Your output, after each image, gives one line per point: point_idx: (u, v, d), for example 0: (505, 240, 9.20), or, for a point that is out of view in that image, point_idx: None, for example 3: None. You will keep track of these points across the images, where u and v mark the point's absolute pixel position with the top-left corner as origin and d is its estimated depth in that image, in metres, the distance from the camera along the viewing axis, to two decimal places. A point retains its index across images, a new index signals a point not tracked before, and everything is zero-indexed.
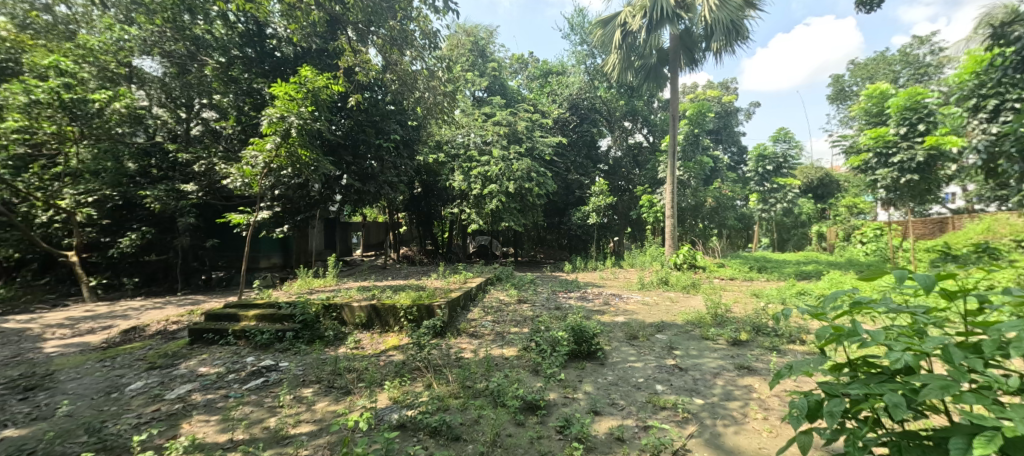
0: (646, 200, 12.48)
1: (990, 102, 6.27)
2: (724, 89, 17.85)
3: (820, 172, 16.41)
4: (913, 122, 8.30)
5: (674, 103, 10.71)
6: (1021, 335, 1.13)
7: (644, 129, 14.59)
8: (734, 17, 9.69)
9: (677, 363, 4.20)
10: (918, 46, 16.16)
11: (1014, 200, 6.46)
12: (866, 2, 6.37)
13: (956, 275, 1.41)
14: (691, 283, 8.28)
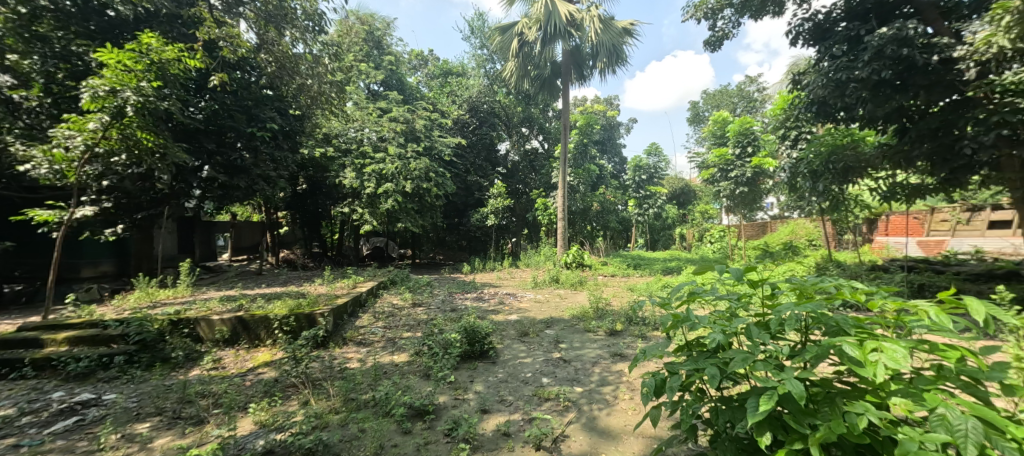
0: (540, 203, 13.07)
1: (792, 133, 7.98)
2: (608, 104, 19.62)
3: (682, 182, 19.03)
4: (744, 145, 10.16)
5: (565, 113, 11.39)
6: (793, 312, 1.42)
7: (539, 136, 15.16)
8: (615, 42, 10.76)
9: (561, 356, 4.47)
10: (751, 84, 19.77)
11: (809, 209, 8.29)
12: (711, 43, 7.58)
13: (757, 267, 1.73)
14: (578, 280, 8.91)
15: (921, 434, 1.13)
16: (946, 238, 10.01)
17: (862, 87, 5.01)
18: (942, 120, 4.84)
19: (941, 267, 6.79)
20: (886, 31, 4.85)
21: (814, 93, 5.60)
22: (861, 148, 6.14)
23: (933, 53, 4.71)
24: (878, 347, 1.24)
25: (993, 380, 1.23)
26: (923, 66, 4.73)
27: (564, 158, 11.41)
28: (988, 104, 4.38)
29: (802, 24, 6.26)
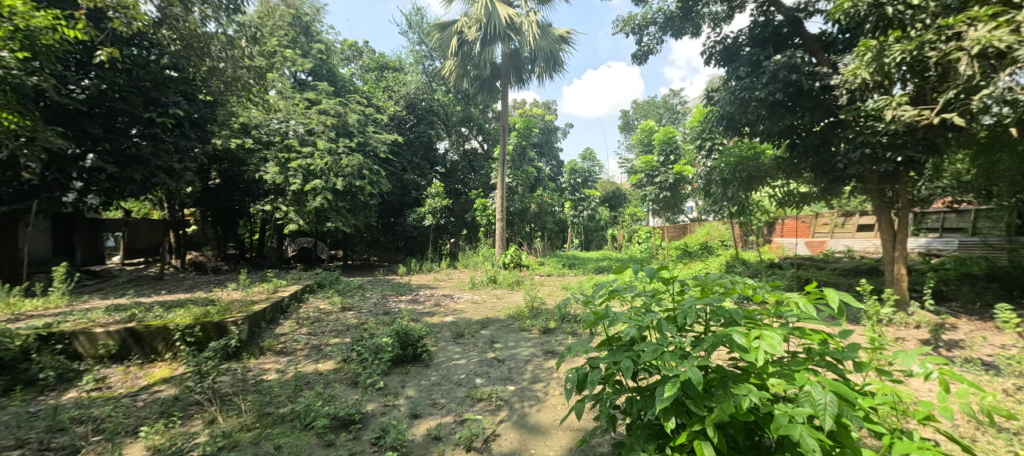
0: (479, 204, 13.00)
1: (707, 144, 8.80)
2: (546, 108, 20.11)
3: (614, 186, 20.07)
4: (668, 153, 11.06)
5: (504, 115, 11.45)
6: (695, 306, 1.56)
7: (479, 136, 15.11)
8: (552, 49, 11.05)
9: (496, 356, 4.49)
10: (674, 97, 21.37)
11: (722, 212, 9.15)
12: (638, 57, 8.06)
13: (669, 265, 1.88)
14: (516, 280, 9.02)
15: (792, 409, 1.30)
16: (827, 239, 11.60)
17: (761, 106, 5.64)
18: (822, 138, 5.58)
19: (823, 264, 7.84)
20: (781, 58, 5.51)
21: (724, 109, 6.20)
22: (761, 160, 6.89)
23: (816, 80, 5.41)
24: (760, 334, 1.40)
25: (846, 359, 1.47)
26: (810, 90, 5.43)
27: (502, 160, 11.44)
28: (856, 125, 5.12)
29: (715, 45, 6.90)
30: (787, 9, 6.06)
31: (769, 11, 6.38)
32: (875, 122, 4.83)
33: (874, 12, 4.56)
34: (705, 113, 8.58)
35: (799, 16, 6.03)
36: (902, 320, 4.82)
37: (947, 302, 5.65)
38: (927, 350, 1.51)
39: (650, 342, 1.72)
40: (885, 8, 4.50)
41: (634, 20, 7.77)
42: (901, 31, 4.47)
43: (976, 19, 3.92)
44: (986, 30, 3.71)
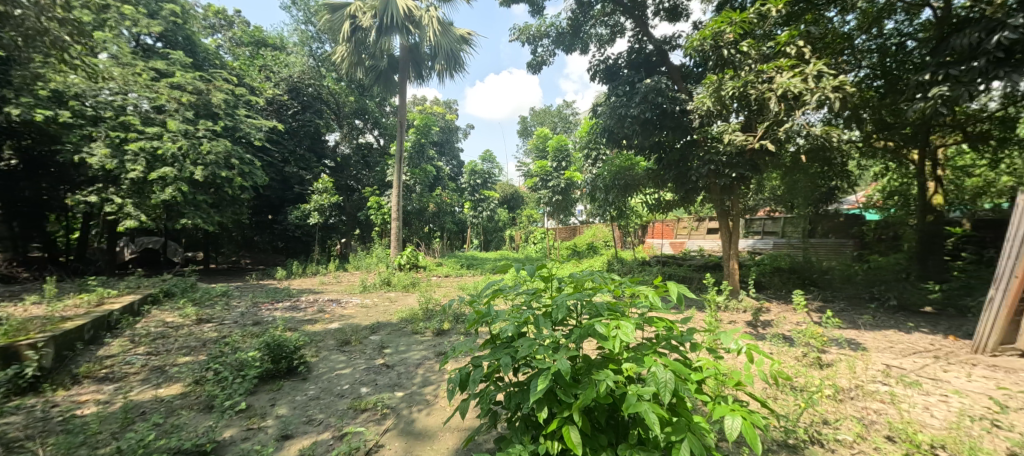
0: (373, 202, 12.24)
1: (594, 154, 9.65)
2: (447, 108, 19.88)
3: (513, 188, 20.66)
4: (561, 160, 11.98)
5: (403, 110, 10.99)
6: (568, 301, 1.69)
7: (374, 130, 14.34)
8: (453, 48, 10.95)
9: (385, 362, 4.28)
10: (568, 108, 23.57)
11: (604, 216, 10.06)
12: (533, 66, 8.40)
13: (548, 264, 2.01)
14: (411, 282, 8.70)
15: (641, 389, 1.48)
16: (686, 240, 13.53)
17: (635, 123, 6.35)
18: (680, 154, 6.45)
19: (682, 261, 9.10)
20: (650, 82, 6.27)
21: (606, 122, 6.81)
22: (635, 170, 7.74)
23: (678, 104, 6.26)
24: (618, 326, 1.57)
25: (684, 341, 1.74)
26: (672, 113, 6.26)
27: (399, 157, 10.92)
28: (705, 144, 6.06)
29: (599, 64, 7.55)
30: (657, 42, 6.90)
31: (642, 39, 7.19)
32: (716, 143, 5.77)
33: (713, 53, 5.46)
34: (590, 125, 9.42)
35: (664, 48, 6.93)
36: (734, 306, 5.87)
37: (764, 290, 7.05)
38: (740, 329, 1.87)
39: (526, 338, 1.81)
40: (723, 50, 5.36)
41: (529, 30, 8.08)
42: (734, 71, 5.38)
43: (778, 68, 4.95)
44: (787, 77, 4.70)
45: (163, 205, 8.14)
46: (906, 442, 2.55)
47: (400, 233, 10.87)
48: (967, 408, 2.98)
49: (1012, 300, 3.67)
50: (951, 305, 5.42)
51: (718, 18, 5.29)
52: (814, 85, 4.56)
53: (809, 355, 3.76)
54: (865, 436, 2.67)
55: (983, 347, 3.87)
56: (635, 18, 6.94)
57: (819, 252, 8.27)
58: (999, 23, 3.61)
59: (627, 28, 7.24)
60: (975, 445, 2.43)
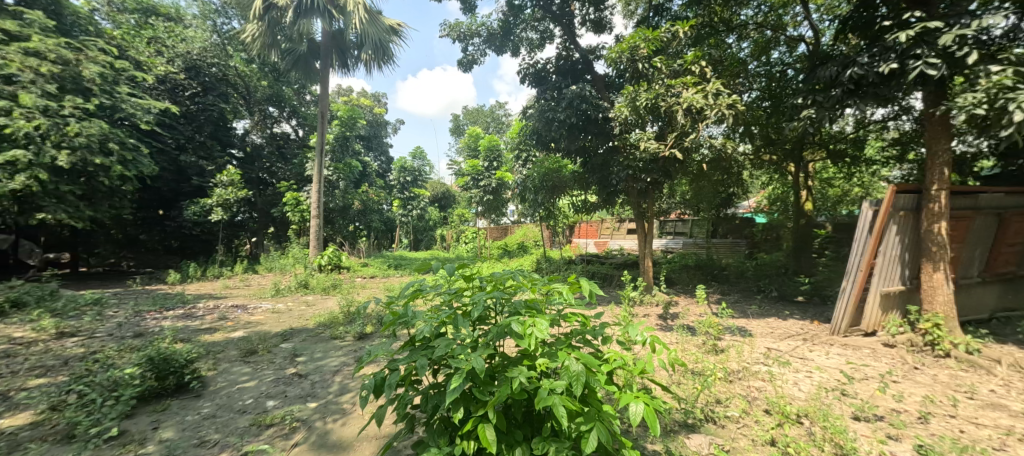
0: (289, 197, 11.25)
1: (525, 156, 9.85)
2: (376, 101, 18.92)
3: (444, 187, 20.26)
4: (491, 160, 12.06)
5: (324, 100, 10.27)
6: (487, 299, 1.69)
7: (292, 119, 13.20)
8: (381, 38, 10.48)
9: (297, 371, 3.96)
10: (500, 109, 24.13)
11: (534, 217, 10.30)
12: (463, 64, 8.31)
13: (468, 263, 2.00)
14: (332, 284, 8.15)
15: (552, 383, 1.54)
16: (609, 240, 14.33)
17: (561, 126, 6.59)
18: (603, 159, 6.84)
19: (604, 260, 9.58)
20: (575, 88, 6.52)
21: (535, 125, 6.96)
22: (563, 172, 8.02)
23: (601, 111, 6.58)
24: (533, 323, 1.61)
25: (596, 335, 1.85)
26: (595, 119, 6.58)
27: (320, 149, 10.16)
28: (624, 150, 6.41)
29: (529, 67, 7.67)
30: (583, 50, 7.21)
31: (570, 47, 7.44)
32: (633, 150, 6.15)
33: (630, 66, 5.93)
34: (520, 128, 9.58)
35: (590, 57, 7.25)
36: (649, 300, 6.33)
37: (674, 285, 7.70)
38: (643, 321, 2.03)
39: (443, 339, 1.78)
40: (638, 63, 5.86)
41: (460, 29, 7.99)
42: (648, 83, 5.81)
43: (682, 84, 5.37)
44: (690, 93, 5.17)
45: (13, 196, 6.75)
46: (778, 413, 2.93)
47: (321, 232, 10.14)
48: (826, 382, 3.52)
49: (859, 290, 4.38)
50: (816, 294, 6.32)
51: (633, 34, 5.74)
52: (713, 102, 5.10)
53: (707, 342, 4.18)
54: (749, 411, 3.02)
55: (839, 329, 4.56)
56: (563, 26, 7.20)
57: (720, 250, 9.25)
58: (851, 58, 4.26)
59: (556, 35, 7.46)
60: (828, 412, 2.81)
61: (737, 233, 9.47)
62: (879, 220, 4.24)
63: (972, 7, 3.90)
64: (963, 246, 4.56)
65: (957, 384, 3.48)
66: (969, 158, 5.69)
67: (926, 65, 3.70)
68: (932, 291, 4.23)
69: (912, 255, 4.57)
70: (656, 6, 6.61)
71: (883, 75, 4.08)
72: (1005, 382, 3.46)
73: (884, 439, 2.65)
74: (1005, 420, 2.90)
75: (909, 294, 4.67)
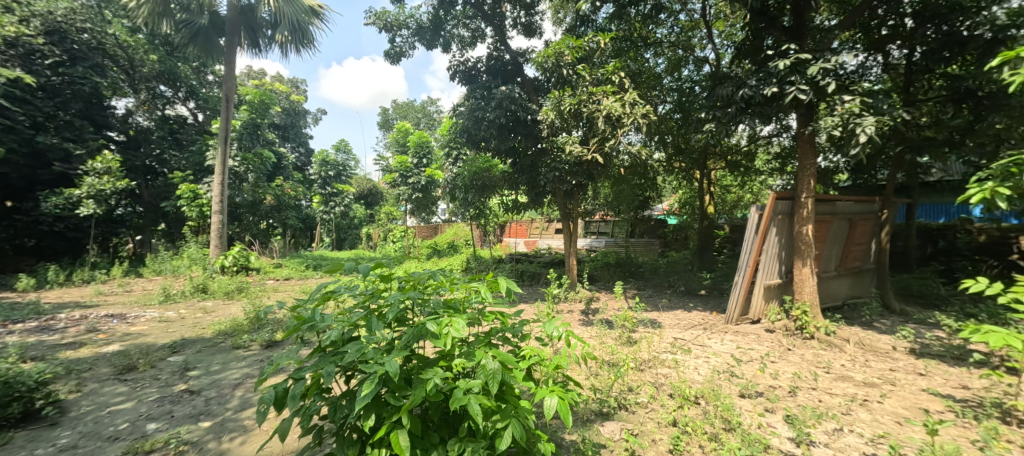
0: (185, 190, 9.94)
1: (455, 153, 9.79)
2: (293, 87, 17.32)
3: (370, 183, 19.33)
4: (422, 156, 11.73)
5: (229, 82, 9.21)
6: (403, 300, 1.64)
7: (188, 101, 11.59)
8: (300, 20, 9.67)
9: (188, 387, 3.51)
10: (432, 105, 24.06)
11: (465, 216, 10.26)
12: (390, 55, 7.94)
13: (384, 263, 1.92)
14: (238, 287, 7.35)
15: (467, 384, 1.53)
16: (538, 239, 14.77)
17: (491, 126, 6.60)
18: (531, 160, 6.93)
19: (532, 258, 9.78)
20: (505, 89, 6.58)
21: (464, 122, 6.92)
22: (493, 172, 7.97)
23: (530, 113, 6.73)
24: (449, 323, 1.60)
25: (514, 333, 1.90)
26: (524, 120, 6.71)
27: (223, 137, 9.11)
28: (551, 153, 6.58)
29: (458, 65, 7.59)
30: (513, 52, 7.29)
31: (500, 48, 7.49)
32: (560, 153, 6.34)
33: (555, 72, 6.17)
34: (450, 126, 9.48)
35: (519, 60, 7.35)
36: (573, 297, 6.61)
37: (596, 281, 8.11)
38: (557, 318, 2.11)
39: (354, 343, 1.69)
40: (563, 69, 6.09)
41: (386, 18, 7.52)
42: (571, 89, 6.12)
43: (603, 93, 5.67)
44: (609, 101, 5.48)
45: None
46: (680, 396, 3.21)
47: (223, 230, 9.09)
48: (719, 365, 3.95)
49: (747, 284, 4.96)
50: (716, 288, 7.05)
51: (558, 41, 5.94)
52: (630, 111, 5.43)
53: (623, 335, 4.47)
54: (656, 396, 3.28)
55: (731, 319, 5.13)
56: (494, 26, 7.25)
57: (636, 250, 10.07)
58: (743, 81, 4.82)
59: (487, 35, 7.46)
60: (720, 392, 3.14)
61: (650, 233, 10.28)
62: (762, 222, 4.85)
63: (833, 43, 4.62)
64: (824, 245, 5.38)
65: (818, 361, 4.10)
66: (830, 171, 6.75)
67: (799, 90, 4.33)
68: (801, 283, 4.93)
69: (786, 252, 5.30)
70: (582, 17, 6.82)
71: (766, 97, 4.67)
72: (852, 358, 4.14)
73: (762, 412, 3.04)
74: (852, 389, 3.47)
75: (784, 286, 5.40)
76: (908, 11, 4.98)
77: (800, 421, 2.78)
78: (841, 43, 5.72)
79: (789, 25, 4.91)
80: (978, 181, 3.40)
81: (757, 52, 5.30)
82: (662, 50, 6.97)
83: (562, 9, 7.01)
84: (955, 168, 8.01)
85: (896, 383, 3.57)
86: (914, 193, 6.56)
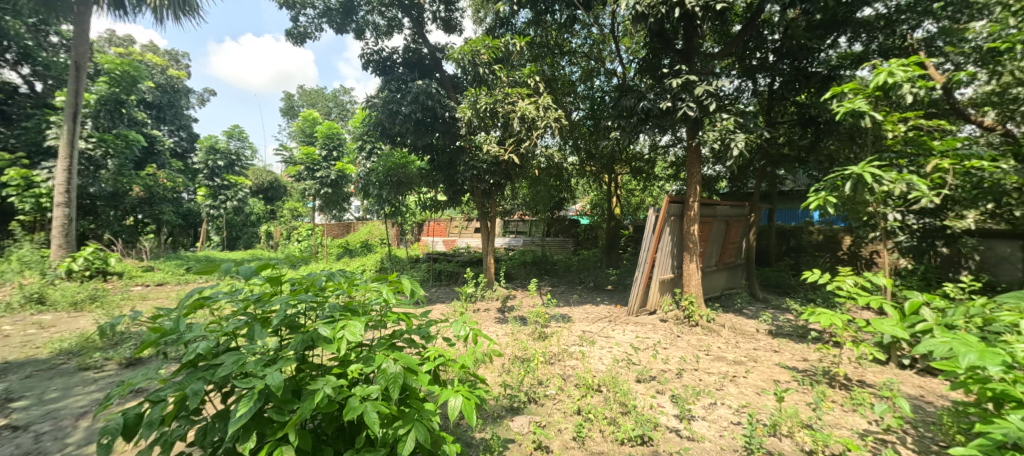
0: (14, 176, 8.04)
1: (367, 147, 9.25)
2: (172, 60, 14.94)
3: (270, 175, 17.46)
4: (330, 148, 10.88)
5: (83, 44, 7.60)
6: (292, 305, 1.50)
7: (22, 65, 9.31)
8: None
9: (7, 422, 2.83)
10: (344, 94, 22.55)
11: (379, 213, 9.77)
12: (293, 35, 7.20)
13: (269, 263, 1.72)
14: (94, 294, 6.14)
15: (363, 391, 1.45)
16: (458, 238, 14.67)
17: (407, 121, 6.31)
18: (450, 158, 6.85)
19: (451, 257, 9.61)
20: (421, 83, 6.35)
21: (378, 115, 6.52)
22: (409, 168, 7.82)
23: (447, 111, 6.56)
24: (345, 326, 1.50)
25: (420, 334, 1.84)
26: (441, 117, 6.56)
27: (72, 113, 7.51)
28: (470, 151, 6.52)
29: (372, 54, 7.10)
30: (431, 47, 7.05)
31: (418, 42, 7.26)
32: (478, 151, 6.31)
33: (471, 70, 6.15)
34: (363, 119, 8.97)
35: (438, 55, 7.12)
36: (490, 295, 6.67)
37: (513, 279, 8.27)
38: (465, 317, 2.09)
39: (230, 355, 1.50)
40: (478, 68, 6.09)
41: None
42: (487, 88, 6.14)
43: (518, 94, 5.77)
44: (524, 103, 5.60)
45: None
46: (583, 386, 3.39)
47: (67, 227, 7.52)
48: (620, 354, 4.27)
49: (645, 279, 5.42)
50: (620, 283, 7.62)
51: (475, 39, 5.89)
52: (543, 114, 5.62)
53: (534, 331, 4.61)
54: (563, 388, 3.44)
55: (632, 311, 5.58)
56: (411, 18, 6.99)
57: (552, 248, 10.65)
58: (643, 94, 5.27)
59: (404, 25, 7.16)
60: (618, 380, 3.38)
61: (562, 231, 10.94)
62: (656, 222, 5.34)
63: (715, 68, 5.24)
64: (707, 243, 6.09)
65: (700, 345, 4.64)
66: (714, 179, 7.69)
67: (688, 107, 4.82)
68: (689, 277, 5.54)
69: (677, 249, 5.89)
70: (501, 20, 6.83)
71: (662, 110, 5.15)
72: (726, 341, 4.75)
73: (653, 394, 3.35)
74: (725, 368, 3.98)
75: (675, 280, 6.01)
76: (769, 47, 5.92)
77: (683, 399, 3.10)
78: (722, 68, 6.48)
79: (682, 47, 5.46)
80: (814, 191, 4.12)
81: (655, 69, 5.84)
82: (577, 59, 7.37)
83: (482, 8, 6.95)
84: (804, 179, 9.61)
85: (758, 360, 4.17)
86: (775, 199, 7.72)
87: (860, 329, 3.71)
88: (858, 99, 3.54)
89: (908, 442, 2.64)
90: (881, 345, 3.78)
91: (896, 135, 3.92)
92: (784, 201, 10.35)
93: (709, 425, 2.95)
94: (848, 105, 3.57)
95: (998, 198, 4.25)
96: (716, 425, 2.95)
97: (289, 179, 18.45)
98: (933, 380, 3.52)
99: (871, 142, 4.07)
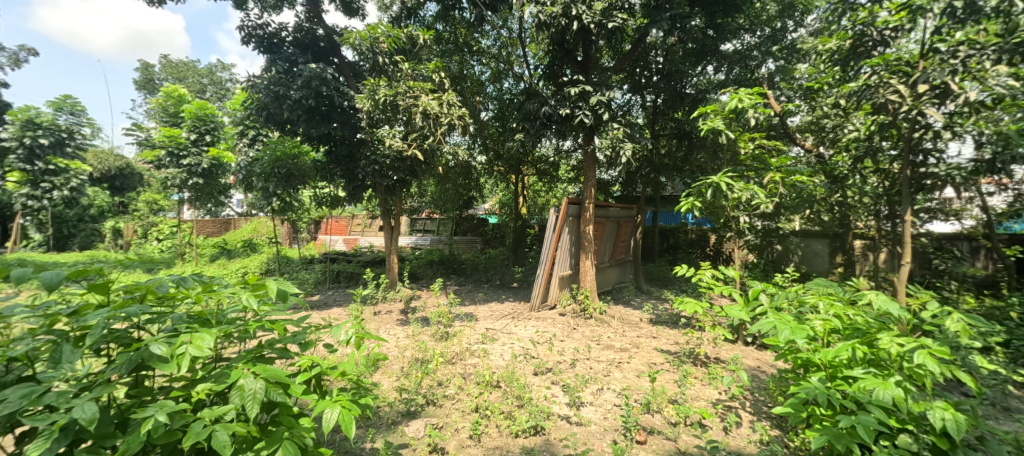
0: None
1: (250, 132, 8.18)
2: None
3: (118, 161, 14.50)
4: (201, 132, 9.41)
5: None
6: (117, 318, 1.24)
7: None
8: None
9: None
10: (222, 70, 19.74)
11: (267, 209, 8.75)
12: None
13: (90, 267, 1.41)
14: None
15: (214, 414, 1.27)
16: (360, 236, 13.80)
17: (296, 107, 5.67)
18: (349, 150, 6.37)
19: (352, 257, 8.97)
20: (314, 66, 5.76)
21: (260, 97, 5.75)
22: (302, 159, 6.81)
23: (346, 99, 6.08)
24: (190, 340, 1.29)
25: (294, 342, 1.67)
26: (339, 106, 6.08)
27: None
28: (371, 145, 6.20)
29: (254, 27, 6.28)
30: (328, 28, 6.46)
31: (313, 21, 6.58)
32: (380, 145, 6.00)
33: (370, 57, 5.77)
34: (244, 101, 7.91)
35: (334, 38, 6.57)
36: (391, 296, 6.39)
37: (418, 279, 8.04)
38: (351, 322, 1.93)
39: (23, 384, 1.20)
40: (378, 57, 5.74)
41: None
42: (387, 79, 5.85)
43: (422, 89, 5.60)
44: (427, 98, 5.46)
45: None
46: (484, 382, 3.43)
47: None
48: (520, 349, 4.41)
49: (545, 276, 5.68)
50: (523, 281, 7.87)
51: (375, 25, 5.56)
52: (447, 111, 5.57)
53: (438, 331, 4.54)
54: (463, 386, 3.42)
55: (534, 307, 5.80)
56: None
57: (460, 247, 10.56)
58: (545, 99, 5.50)
59: (297, 1, 6.45)
60: (515, 375, 3.47)
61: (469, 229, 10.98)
62: (555, 221, 5.60)
63: (608, 82, 5.68)
64: (601, 242, 6.58)
65: (592, 336, 4.99)
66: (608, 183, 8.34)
67: (584, 115, 5.15)
68: (584, 273, 5.93)
69: (574, 248, 6.26)
70: (409, 9, 6.43)
71: (561, 116, 5.44)
72: (615, 330, 5.20)
73: (547, 385, 3.52)
74: (613, 355, 4.34)
75: (572, 276, 6.38)
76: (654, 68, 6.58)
77: (574, 388, 3.30)
78: (615, 82, 7.03)
79: (581, 59, 5.80)
80: (686, 196, 4.69)
81: (556, 76, 6.12)
82: (486, 60, 7.39)
83: None
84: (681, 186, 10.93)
85: (640, 346, 4.63)
86: (657, 203, 8.63)
87: (717, 314, 4.34)
88: (718, 119, 4.14)
89: (746, 407, 3.14)
90: (732, 328, 4.46)
91: (747, 152, 4.66)
92: (665, 204, 11.67)
93: (596, 409, 3.18)
94: (711, 123, 4.13)
95: (813, 205, 5.30)
96: (601, 408, 3.19)
97: (146, 166, 15.54)
98: (767, 353, 4.26)
99: (729, 156, 4.77)
